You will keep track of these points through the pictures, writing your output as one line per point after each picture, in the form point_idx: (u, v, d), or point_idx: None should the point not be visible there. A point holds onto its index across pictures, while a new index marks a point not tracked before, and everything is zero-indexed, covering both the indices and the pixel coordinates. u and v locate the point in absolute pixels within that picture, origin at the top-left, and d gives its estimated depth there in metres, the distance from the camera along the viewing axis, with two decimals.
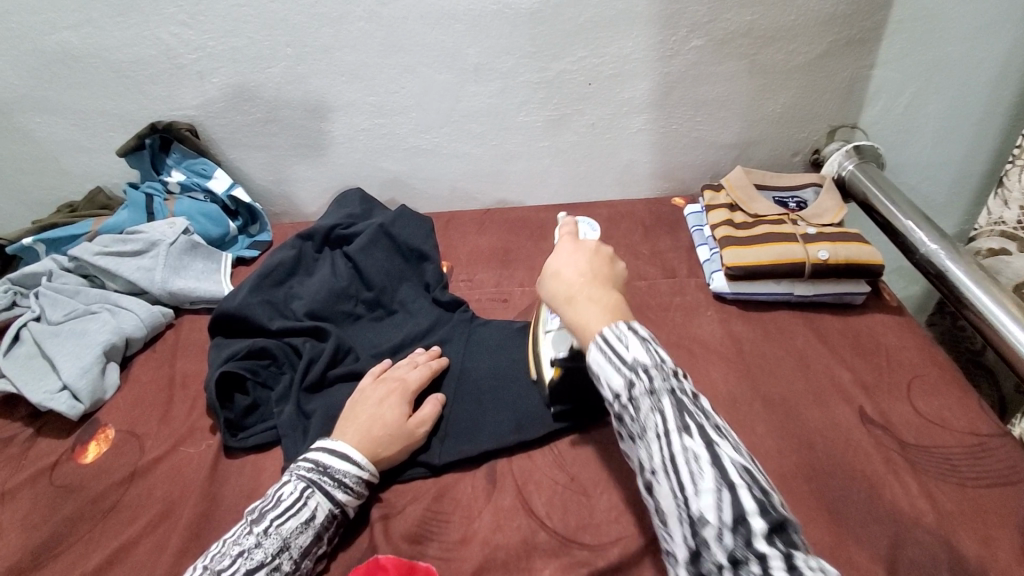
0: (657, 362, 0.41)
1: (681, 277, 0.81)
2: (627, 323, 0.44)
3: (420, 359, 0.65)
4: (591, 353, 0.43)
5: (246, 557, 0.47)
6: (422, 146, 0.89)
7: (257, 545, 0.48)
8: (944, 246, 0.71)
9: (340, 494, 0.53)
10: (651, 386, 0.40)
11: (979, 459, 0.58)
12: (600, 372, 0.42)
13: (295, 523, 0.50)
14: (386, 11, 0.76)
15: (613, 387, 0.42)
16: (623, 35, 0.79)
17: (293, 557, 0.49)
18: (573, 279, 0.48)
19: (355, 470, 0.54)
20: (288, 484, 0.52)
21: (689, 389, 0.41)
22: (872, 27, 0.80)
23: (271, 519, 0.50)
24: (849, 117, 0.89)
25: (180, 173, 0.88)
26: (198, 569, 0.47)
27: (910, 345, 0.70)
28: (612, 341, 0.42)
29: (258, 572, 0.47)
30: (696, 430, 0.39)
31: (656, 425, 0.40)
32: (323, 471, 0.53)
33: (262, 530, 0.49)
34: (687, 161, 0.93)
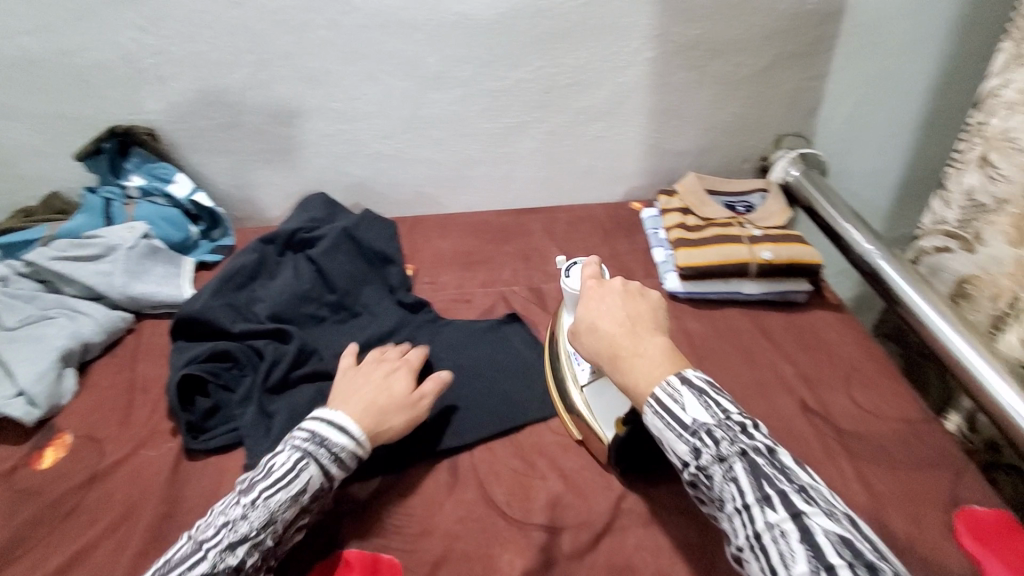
0: (720, 420, 0.44)
1: (638, 277, 0.85)
2: (680, 376, 0.46)
3: (397, 346, 0.66)
4: (649, 417, 0.46)
5: (230, 529, 0.47)
6: (385, 152, 0.91)
7: (243, 518, 0.48)
8: (877, 247, 0.77)
9: (332, 468, 0.52)
10: (719, 452, 0.43)
11: (907, 443, 0.63)
12: (665, 438, 0.45)
13: (283, 496, 0.49)
14: (347, 19, 0.78)
15: (680, 454, 0.45)
16: (578, 46, 0.82)
17: (276, 530, 0.49)
18: (607, 334, 0.50)
19: (350, 444, 0.53)
20: (281, 455, 0.51)
21: (758, 446, 0.43)
22: (811, 42, 0.85)
23: (259, 489, 0.49)
24: (793, 126, 0.94)
25: (140, 178, 0.88)
26: (185, 539, 0.48)
27: (848, 339, 0.75)
28: (666, 402, 0.45)
29: (241, 546, 0.47)
30: (775, 494, 0.40)
31: (733, 497, 0.42)
32: (317, 442, 0.52)
33: (249, 501, 0.48)
34: (644, 167, 0.96)
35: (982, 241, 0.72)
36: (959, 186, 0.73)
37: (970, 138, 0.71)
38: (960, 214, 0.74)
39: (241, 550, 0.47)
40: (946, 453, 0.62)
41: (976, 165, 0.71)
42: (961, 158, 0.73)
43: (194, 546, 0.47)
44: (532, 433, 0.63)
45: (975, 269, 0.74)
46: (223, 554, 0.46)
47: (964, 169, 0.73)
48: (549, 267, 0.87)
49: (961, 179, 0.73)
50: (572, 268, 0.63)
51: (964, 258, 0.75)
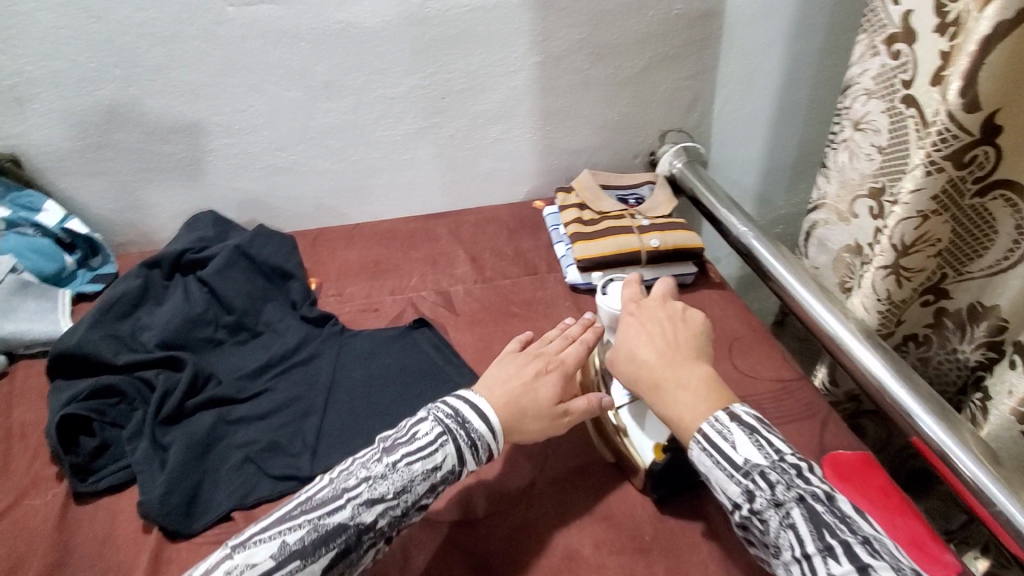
0: (773, 462, 0.46)
1: (542, 273, 0.88)
2: (727, 413, 0.49)
3: (573, 332, 0.63)
4: (697, 454, 0.49)
5: (370, 484, 0.48)
6: (279, 164, 0.89)
7: (384, 477, 0.49)
8: (750, 228, 0.85)
9: (467, 453, 0.52)
10: (774, 497, 0.45)
11: (781, 400, 0.70)
12: (715, 476, 0.48)
13: (421, 467, 0.50)
14: (223, 30, 0.76)
15: (733, 495, 0.47)
16: (465, 52, 0.85)
17: (410, 501, 0.49)
18: (647, 364, 0.54)
19: (485, 432, 0.53)
20: (425, 424, 0.52)
21: (817, 492, 0.45)
22: (681, 44, 0.93)
23: (401, 455, 0.50)
24: (675, 122, 1.01)
25: (3, 208, 0.81)
26: (323, 483, 0.49)
27: (731, 312, 0.82)
28: (717, 442, 0.48)
29: (378, 506, 0.47)
30: (836, 543, 0.42)
31: (792, 543, 0.44)
32: (459, 422, 0.53)
33: (390, 463, 0.49)
34: (542, 166, 1.00)
35: (856, 213, 0.76)
36: (836, 164, 0.78)
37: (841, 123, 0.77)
38: (838, 189, 0.79)
39: (377, 509, 0.47)
40: (813, 405, 0.69)
41: (846, 146, 0.76)
42: (837, 138, 0.78)
43: (335, 491, 0.48)
44: None
45: (847, 239, 0.79)
46: (363, 507, 0.47)
47: (838, 148, 0.78)
48: (456, 269, 0.88)
49: (837, 158, 0.78)
50: (611, 286, 0.67)
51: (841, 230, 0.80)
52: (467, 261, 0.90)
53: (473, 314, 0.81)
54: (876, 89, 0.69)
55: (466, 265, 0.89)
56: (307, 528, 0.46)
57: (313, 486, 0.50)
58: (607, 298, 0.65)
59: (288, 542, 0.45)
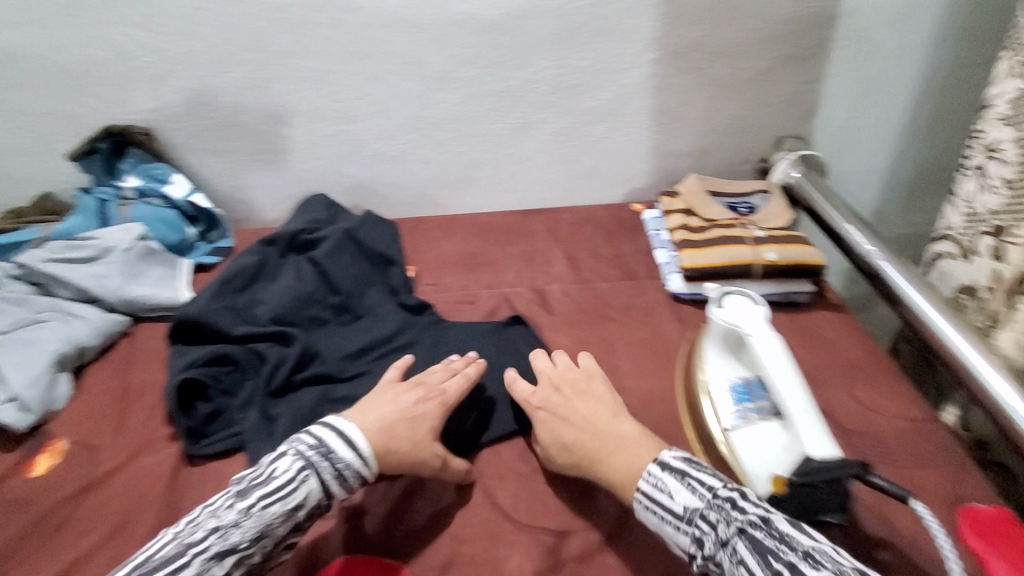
0: (708, 501, 0.46)
1: (642, 278, 0.84)
2: (658, 462, 0.51)
3: (455, 365, 0.62)
4: (644, 513, 0.50)
5: (221, 536, 0.45)
6: (387, 152, 0.90)
7: (235, 525, 0.46)
8: (879, 248, 0.78)
9: (332, 485, 0.50)
10: (719, 538, 0.44)
11: (910, 441, 0.63)
12: (667, 532, 0.48)
13: (280, 509, 0.47)
14: (350, 18, 0.77)
15: (684, 547, 0.47)
16: (581, 47, 0.82)
17: (265, 547, 0.47)
18: (577, 435, 0.56)
19: (356, 462, 0.51)
20: (285, 460, 0.50)
21: (753, 518, 0.44)
22: (811, 45, 0.86)
23: (254, 499, 0.47)
24: (793, 128, 0.95)
25: (135, 178, 0.86)
26: (167, 537, 0.46)
27: (850, 338, 0.75)
28: (653, 494, 0.49)
29: (230, 557, 0.44)
30: (781, 565, 0.41)
31: None
32: (323, 454, 0.51)
33: (246, 508, 0.46)
34: (645, 168, 0.96)
35: (978, 250, 0.71)
36: (965, 193, 0.72)
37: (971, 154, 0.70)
38: (964, 220, 0.73)
39: (229, 561, 0.44)
40: (949, 450, 0.62)
41: (974, 174, 0.70)
42: (969, 164, 0.71)
43: (177, 547, 0.44)
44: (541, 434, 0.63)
45: (975, 278, 0.73)
46: (209, 563, 0.44)
47: (967, 176, 0.71)
48: (553, 268, 0.86)
49: (965, 187, 0.72)
50: (726, 298, 0.62)
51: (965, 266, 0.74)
52: (564, 261, 0.87)
53: (570, 315, 0.78)
54: (1013, 115, 0.64)
55: (563, 264, 0.87)
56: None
57: (154, 544, 0.46)
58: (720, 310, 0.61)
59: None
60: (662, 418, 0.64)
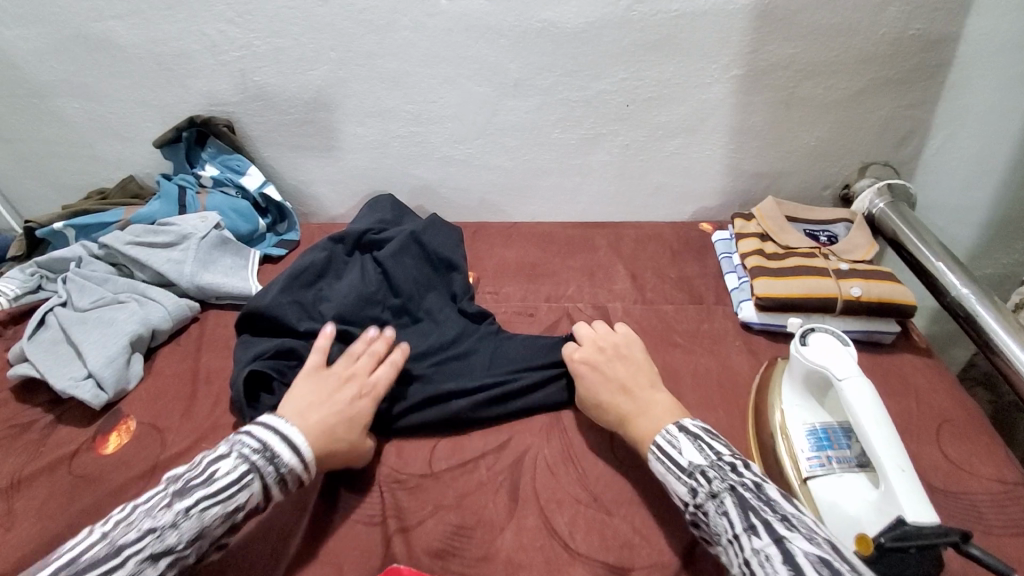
0: (713, 461, 0.50)
1: (709, 303, 0.80)
2: (676, 425, 0.54)
3: (379, 348, 0.65)
4: (652, 462, 0.53)
5: (155, 537, 0.46)
6: (454, 156, 0.90)
7: (171, 526, 0.46)
8: (975, 291, 0.72)
9: (272, 486, 0.51)
10: (711, 489, 0.48)
11: (1006, 508, 0.57)
12: (667, 481, 0.51)
13: (219, 510, 0.48)
14: (432, 22, 0.77)
15: (681, 495, 0.50)
16: (663, 60, 0.80)
17: (201, 546, 0.48)
18: (609, 393, 0.59)
19: (297, 463, 0.52)
20: (225, 461, 0.50)
21: (747, 482, 0.47)
22: (911, 68, 0.80)
23: (197, 499, 0.47)
24: (881, 155, 0.89)
25: (213, 168, 0.89)
26: (96, 535, 0.46)
27: (939, 388, 0.69)
28: (665, 449, 0.52)
29: (164, 558, 0.45)
30: (762, 523, 0.44)
31: (726, 528, 0.45)
32: (267, 457, 0.51)
33: (182, 509, 0.47)
34: (717, 187, 0.92)
35: None
36: None
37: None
38: None
39: (162, 563, 0.45)
40: None
41: None
42: None
43: (112, 547, 0.45)
44: (602, 460, 0.60)
45: None
46: (145, 563, 0.44)
47: None
48: (615, 285, 0.84)
49: None
50: (809, 336, 0.59)
51: None
52: (627, 278, 0.85)
53: (632, 336, 0.76)
54: None
55: (625, 282, 0.84)
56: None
57: (84, 539, 0.46)
58: (805, 349, 0.57)
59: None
60: None
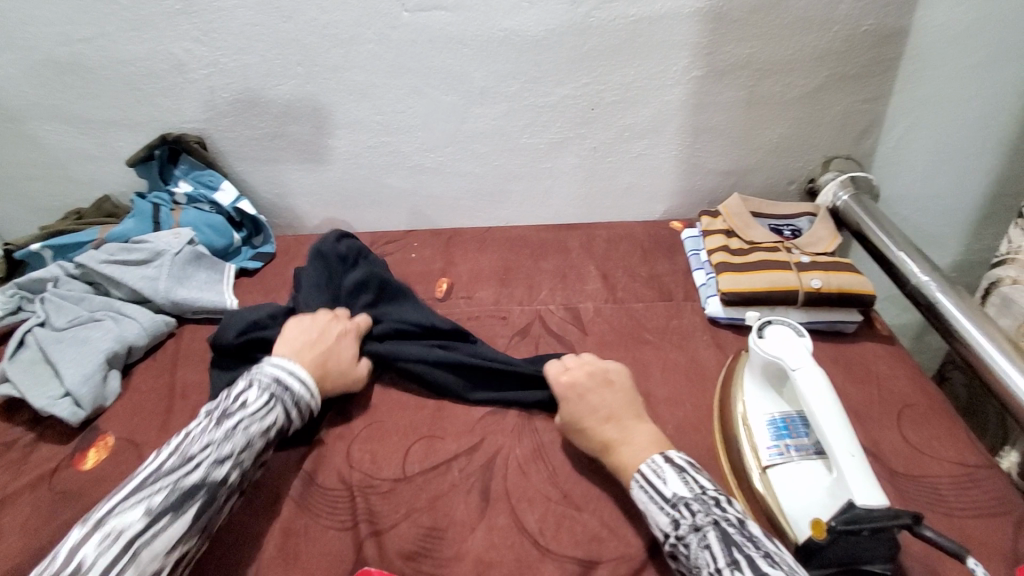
0: (697, 494, 0.49)
1: (678, 300, 0.82)
2: (663, 455, 0.54)
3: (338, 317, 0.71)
4: (635, 490, 0.52)
5: (214, 449, 0.53)
6: (425, 164, 0.91)
7: (224, 440, 0.53)
8: (935, 279, 0.73)
9: (293, 413, 0.59)
10: (694, 522, 0.47)
11: (966, 489, 0.59)
12: (649, 511, 0.51)
13: (258, 428, 0.55)
14: (396, 34, 0.78)
15: (662, 526, 0.49)
16: (624, 64, 0.81)
17: (251, 455, 0.55)
18: (592, 428, 0.58)
19: (308, 394, 0.61)
20: (252, 391, 0.58)
21: (732, 517, 0.47)
22: (866, 63, 0.82)
23: (237, 420, 0.55)
24: (843, 148, 0.91)
25: (187, 184, 0.90)
26: (165, 456, 0.52)
27: (901, 375, 0.71)
28: (650, 478, 0.52)
29: (226, 464, 0.52)
30: (744, 558, 0.44)
31: (706, 562, 0.45)
32: (280, 387, 0.59)
33: (228, 427, 0.54)
34: (685, 185, 0.94)
35: None
36: None
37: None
38: None
39: (225, 467, 0.52)
40: (1010, 502, 0.57)
41: None
42: None
43: (180, 460, 0.52)
44: (572, 458, 0.62)
45: None
46: (212, 468, 0.52)
47: None
48: (586, 286, 0.85)
49: None
50: (767, 328, 0.61)
51: None
52: (598, 278, 0.86)
53: (603, 334, 0.77)
54: None
55: (597, 282, 0.86)
56: (168, 491, 0.49)
57: (156, 461, 0.52)
58: (764, 340, 0.59)
59: (153, 506, 0.48)
60: (698, 450, 0.63)
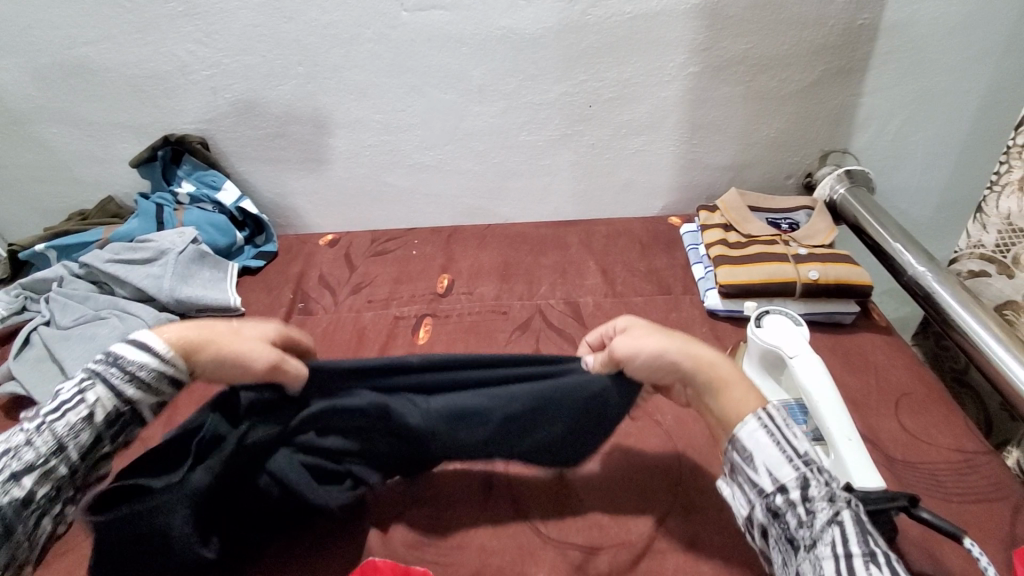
0: (823, 467, 0.45)
1: (677, 293, 0.83)
2: (784, 411, 0.48)
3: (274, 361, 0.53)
4: (751, 429, 0.46)
5: (13, 456, 0.45)
6: (426, 162, 0.92)
7: (26, 444, 0.45)
8: (931, 268, 0.74)
9: (127, 388, 0.47)
10: (826, 493, 0.43)
11: (964, 475, 0.59)
12: (763, 455, 0.45)
13: (72, 420, 0.46)
14: (395, 34, 0.79)
15: (779, 478, 0.44)
16: (621, 60, 0.82)
17: (70, 457, 0.46)
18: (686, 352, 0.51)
19: (154, 362, 0.47)
20: (73, 380, 0.47)
21: (856, 504, 0.43)
22: (861, 57, 0.83)
23: (44, 415, 0.45)
24: (840, 142, 0.92)
25: (190, 185, 0.91)
26: None
27: (899, 364, 0.71)
28: (781, 426, 0.46)
29: (26, 474, 0.44)
30: (878, 552, 0.40)
31: (835, 540, 0.41)
32: (113, 362, 0.47)
33: (32, 427, 0.45)
34: (683, 181, 0.95)
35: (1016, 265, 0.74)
36: (997, 211, 0.74)
37: (1010, 160, 0.71)
38: (998, 238, 0.75)
39: (26, 479, 0.44)
40: (1008, 488, 0.58)
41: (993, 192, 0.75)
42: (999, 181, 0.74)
43: None
44: None
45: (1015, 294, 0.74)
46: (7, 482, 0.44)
47: (1002, 192, 0.73)
48: (586, 281, 0.86)
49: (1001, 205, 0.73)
50: (764, 318, 0.61)
51: (1004, 283, 0.75)
52: (598, 273, 0.87)
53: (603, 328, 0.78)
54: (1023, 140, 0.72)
55: (596, 277, 0.87)
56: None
57: None
58: (760, 329, 0.60)
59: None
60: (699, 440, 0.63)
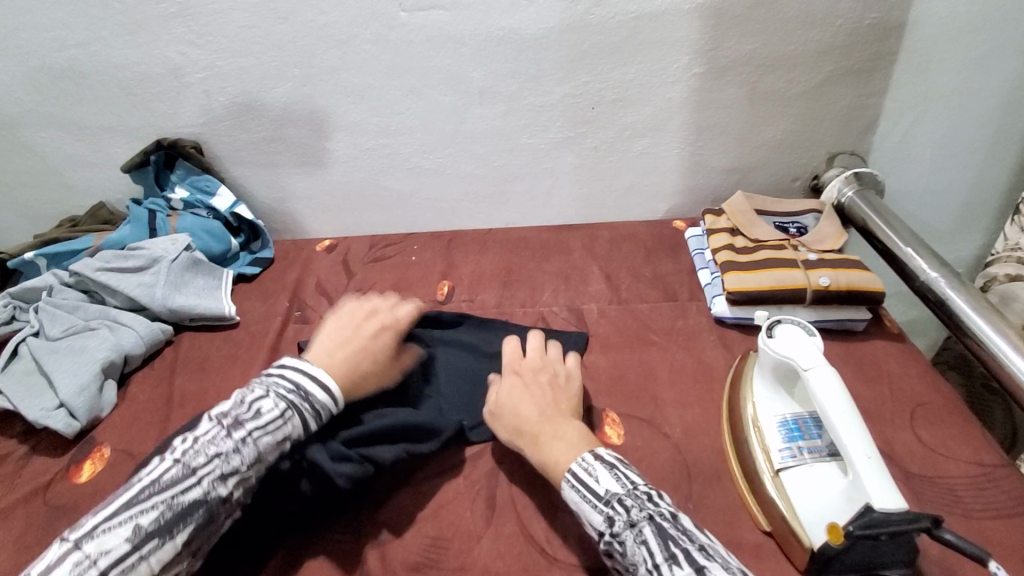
0: (630, 489, 0.49)
1: (683, 300, 0.81)
2: (593, 453, 0.52)
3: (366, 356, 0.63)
4: (567, 490, 0.50)
5: (222, 460, 0.48)
6: (425, 166, 0.90)
7: (234, 451, 0.48)
8: (944, 275, 0.72)
9: (311, 422, 0.53)
10: (629, 518, 0.47)
11: (984, 490, 0.57)
12: (582, 510, 0.49)
13: (270, 439, 0.50)
14: (393, 34, 0.77)
15: (596, 525, 0.48)
16: (625, 61, 0.80)
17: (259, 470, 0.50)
18: (529, 419, 0.56)
19: (328, 399, 0.54)
20: (268, 399, 0.52)
21: (664, 511, 0.47)
22: (871, 57, 0.81)
23: (249, 430, 0.50)
24: (848, 144, 0.90)
25: (183, 190, 0.88)
26: (168, 462, 0.48)
27: (912, 373, 0.70)
28: (582, 477, 0.50)
29: (232, 479, 0.48)
30: (681, 552, 0.44)
31: (644, 558, 0.44)
32: (302, 396, 0.53)
33: (238, 437, 0.49)
34: (688, 184, 0.93)
35: None
36: None
37: None
38: None
39: (231, 482, 0.48)
40: None
41: None
42: None
43: (182, 470, 0.47)
44: None
45: None
46: (216, 484, 0.47)
47: None
48: (590, 287, 0.84)
49: None
50: (777, 328, 0.59)
51: None
52: (601, 279, 0.85)
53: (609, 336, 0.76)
54: None
55: (600, 283, 0.85)
56: (164, 508, 0.45)
57: (158, 465, 0.48)
58: (774, 339, 0.58)
59: (143, 526, 0.44)
60: (709, 454, 0.61)
